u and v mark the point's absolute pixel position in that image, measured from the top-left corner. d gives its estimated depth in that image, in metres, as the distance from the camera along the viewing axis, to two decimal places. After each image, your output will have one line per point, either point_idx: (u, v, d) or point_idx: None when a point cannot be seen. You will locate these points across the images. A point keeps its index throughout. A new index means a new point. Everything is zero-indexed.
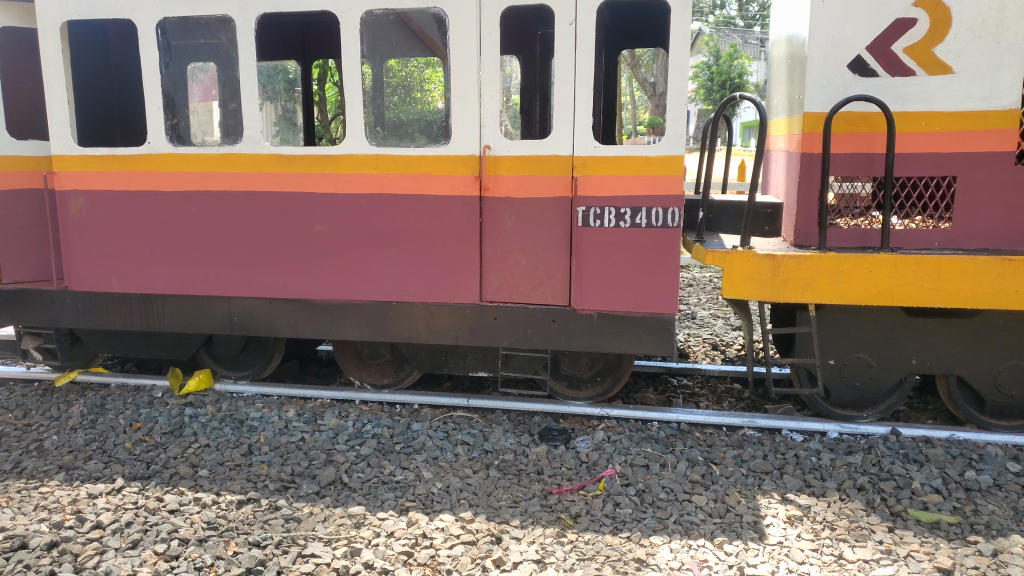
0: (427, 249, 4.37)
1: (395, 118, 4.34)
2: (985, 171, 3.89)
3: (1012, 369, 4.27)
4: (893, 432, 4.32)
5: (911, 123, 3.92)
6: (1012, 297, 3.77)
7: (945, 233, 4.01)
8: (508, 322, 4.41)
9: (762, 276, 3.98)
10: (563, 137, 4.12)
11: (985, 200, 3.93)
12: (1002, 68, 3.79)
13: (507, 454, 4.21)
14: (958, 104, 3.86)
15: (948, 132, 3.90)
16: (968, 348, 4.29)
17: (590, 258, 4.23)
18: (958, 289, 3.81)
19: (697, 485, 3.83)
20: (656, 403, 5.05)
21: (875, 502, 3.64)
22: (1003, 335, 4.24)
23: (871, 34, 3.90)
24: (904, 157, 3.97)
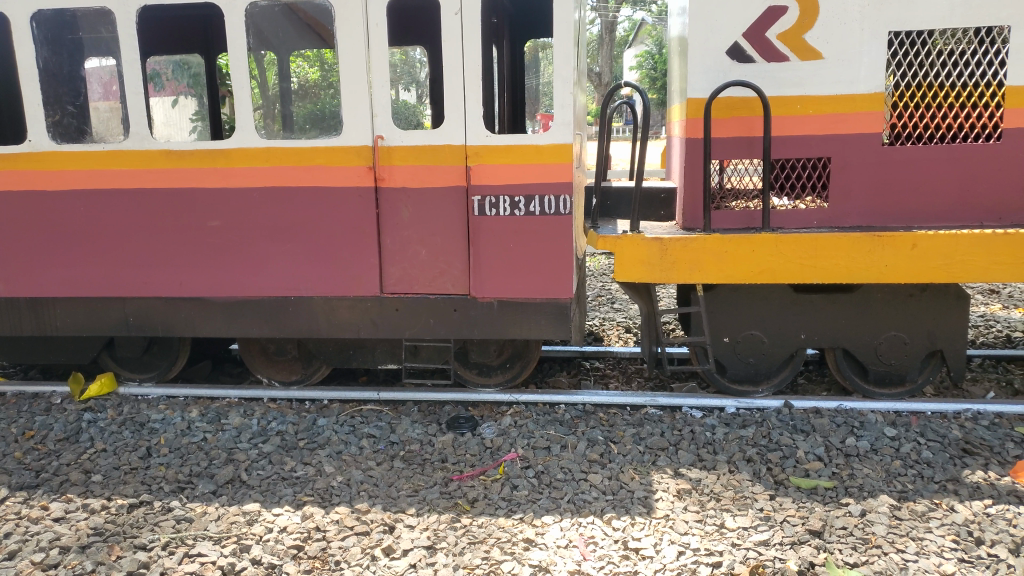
0: (324, 243, 4.34)
1: (310, 111, 4.23)
2: (857, 153, 4.08)
3: (891, 339, 4.49)
4: (785, 405, 4.50)
5: (789, 107, 4.08)
6: (883, 271, 3.97)
7: (823, 212, 4.20)
8: (411, 313, 4.42)
9: (652, 259, 4.08)
10: (455, 127, 4.14)
11: (858, 180, 4.12)
12: (866, 53, 3.98)
13: (413, 444, 4.23)
14: (828, 87, 4.04)
15: (822, 116, 4.07)
16: (851, 322, 4.50)
17: (487, 246, 4.26)
18: (834, 265, 3.99)
19: (597, 463, 3.92)
20: (567, 387, 5.14)
21: (761, 472, 3.80)
22: (882, 308, 4.45)
23: (746, 22, 4.05)
24: (782, 140, 4.13)
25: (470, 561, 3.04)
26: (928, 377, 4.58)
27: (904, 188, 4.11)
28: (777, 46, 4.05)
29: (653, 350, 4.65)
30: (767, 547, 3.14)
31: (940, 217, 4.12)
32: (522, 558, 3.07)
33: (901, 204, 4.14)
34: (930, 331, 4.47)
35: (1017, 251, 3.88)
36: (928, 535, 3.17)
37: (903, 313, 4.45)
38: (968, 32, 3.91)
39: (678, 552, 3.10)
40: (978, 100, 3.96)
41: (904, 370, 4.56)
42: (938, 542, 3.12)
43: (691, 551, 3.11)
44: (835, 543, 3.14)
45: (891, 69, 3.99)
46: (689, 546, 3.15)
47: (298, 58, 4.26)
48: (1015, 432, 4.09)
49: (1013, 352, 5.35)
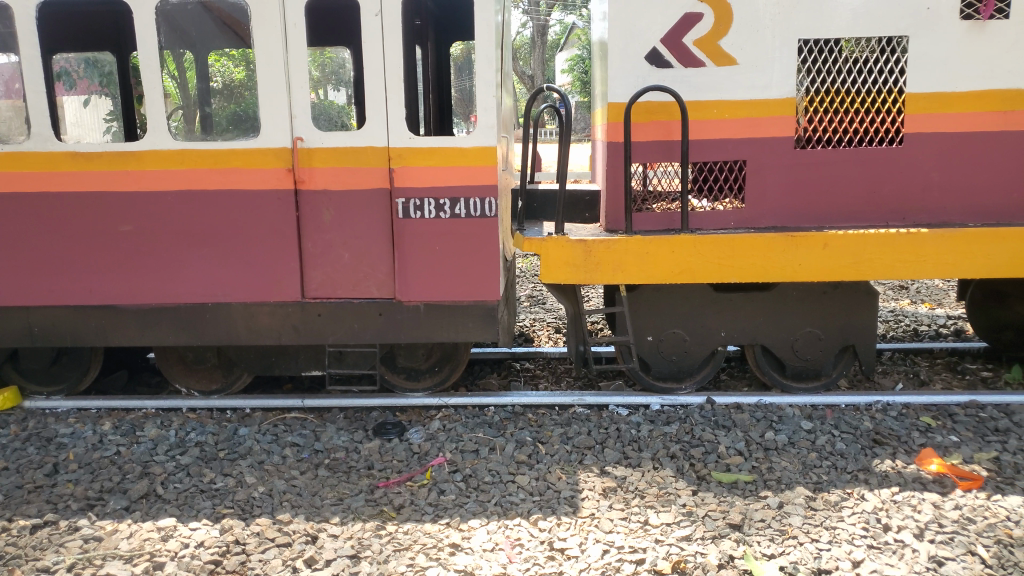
0: (243, 247, 4.22)
1: (233, 112, 4.11)
2: (770, 155, 4.21)
3: (806, 335, 4.65)
4: (708, 402, 4.60)
5: (706, 111, 4.18)
6: (798, 270, 4.10)
7: (739, 213, 4.32)
8: (334, 318, 4.35)
9: (577, 261, 4.12)
10: (376, 128, 4.08)
11: (772, 182, 4.25)
12: (778, 60, 4.11)
13: (338, 452, 4.15)
14: (743, 93, 4.16)
15: (737, 119, 4.19)
16: (768, 319, 4.64)
17: (412, 249, 4.22)
18: (752, 265, 4.10)
19: (525, 465, 3.93)
20: (497, 389, 5.13)
21: (684, 467, 3.87)
22: (797, 305, 4.61)
23: (663, 28, 4.13)
24: (700, 143, 4.23)
25: (395, 569, 3.01)
26: (842, 370, 4.77)
27: (816, 189, 4.26)
28: (694, 52, 4.14)
29: (580, 350, 4.68)
30: (689, 542, 3.20)
31: (848, 217, 4.30)
32: (447, 563, 3.05)
33: (814, 205, 4.29)
34: (842, 326, 4.65)
35: (920, 250, 4.06)
36: (840, 524, 3.30)
37: (817, 309, 4.62)
38: (872, 40, 4.09)
39: (603, 550, 3.13)
40: (882, 105, 4.14)
41: (819, 365, 4.73)
42: (849, 530, 3.24)
43: (615, 549, 3.14)
44: (754, 535, 3.22)
45: (801, 74, 4.14)
46: (614, 544, 3.18)
47: (220, 58, 4.17)
48: (921, 421, 4.28)
49: (919, 345, 5.61)
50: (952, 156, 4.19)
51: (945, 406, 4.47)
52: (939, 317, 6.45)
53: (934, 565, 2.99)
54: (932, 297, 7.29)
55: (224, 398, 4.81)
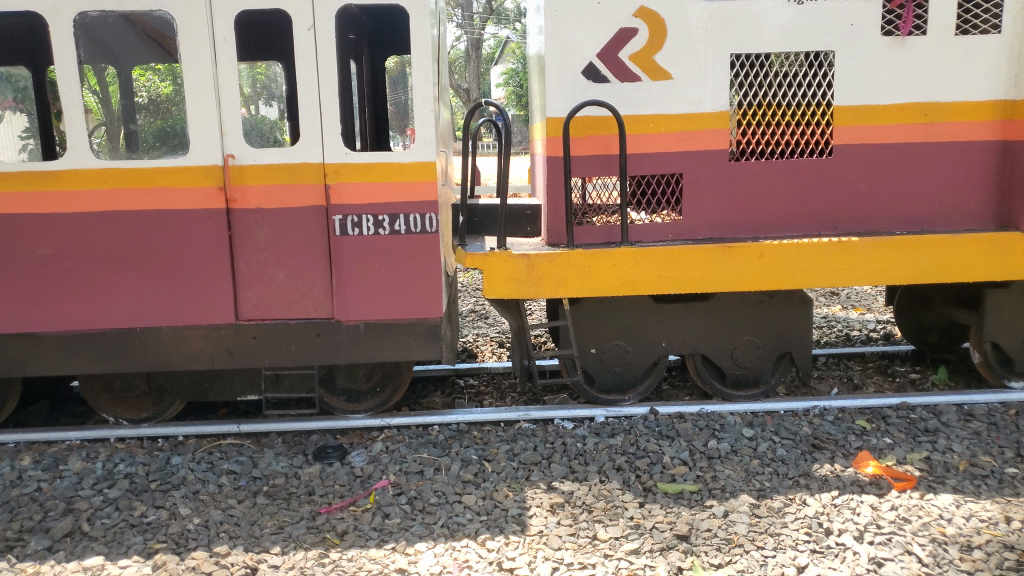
0: (172, 269, 4.05)
1: (160, 128, 3.96)
2: (706, 168, 4.29)
3: (744, 344, 4.73)
4: (651, 412, 4.61)
5: (643, 125, 4.23)
6: (735, 280, 4.17)
7: (677, 225, 4.37)
8: (269, 340, 4.20)
9: (519, 276, 4.12)
10: (311, 145, 3.99)
11: (708, 194, 4.33)
12: (711, 74, 4.20)
13: (278, 478, 4.01)
14: (678, 107, 4.23)
15: (673, 133, 4.26)
16: (708, 329, 4.71)
17: (351, 267, 4.12)
18: (691, 276, 4.15)
19: (472, 484, 3.87)
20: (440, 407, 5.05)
21: (630, 480, 3.87)
22: (736, 314, 4.69)
23: (598, 43, 4.17)
24: (638, 157, 4.27)
25: None
26: (780, 377, 4.86)
27: (751, 201, 4.36)
28: (630, 66, 4.19)
29: (524, 364, 4.66)
30: (638, 556, 3.20)
31: (781, 228, 4.40)
32: None
33: (748, 216, 4.38)
34: (778, 334, 4.74)
35: (850, 258, 4.19)
36: (784, 530, 3.34)
37: (754, 318, 4.70)
38: (800, 55, 4.21)
39: (552, 568, 3.10)
40: (811, 118, 4.26)
41: (758, 373, 4.81)
42: (793, 536, 3.29)
43: (564, 566, 3.12)
44: (701, 545, 3.24)
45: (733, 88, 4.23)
46: (563, 561, 3.15)
47: (146, 72, 4.02)
48: (856, 424, 4.39)
49: (852, 350, 5.78)
50: (878, 168, 4.33)
51: (878, 408, 4.59)
52: (869, 322, 6.67)
53: (874, 566, 3.05)
54: (862, 302, 7.55)
55: (155, 427, 4.59)
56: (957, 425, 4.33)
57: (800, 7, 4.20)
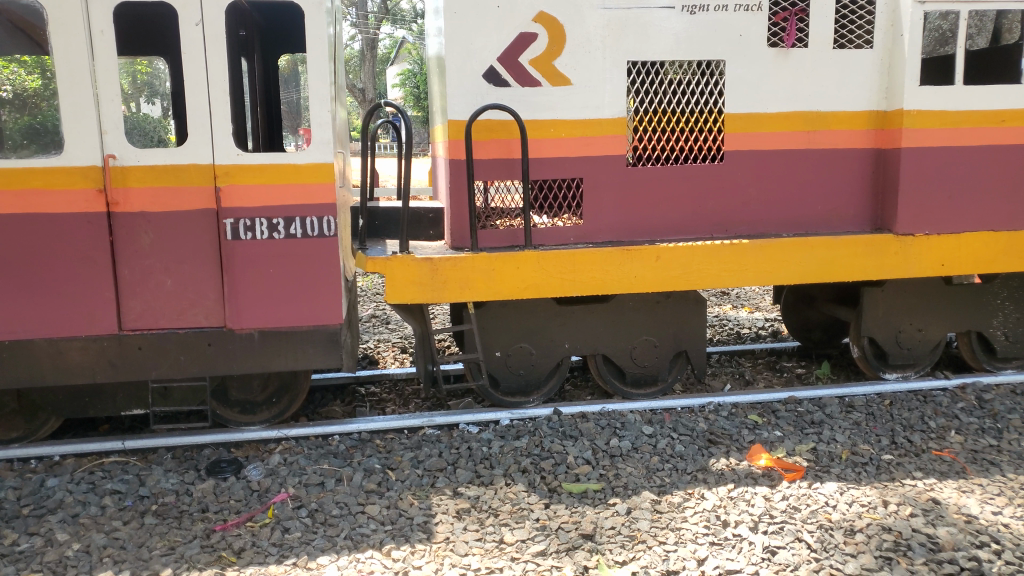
0: (38, 283, 3.08)
1: (24, 122, 2.99)
2: (606, 175, 3.40)
3: (643, 344, 3.95)
4: (554, 412, 3.79)
5: (544, 131, 3.34)
6: (633, 283, 3.40)
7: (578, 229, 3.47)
8: (156, 352, 3.23)
9: (421, 279, 3.28)
10: (209, 135, 3.09)
11: (606, 200, 3.43)
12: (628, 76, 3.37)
13: (169, 496, 3.20)
14: (578, 111, 3.35)
15: (546, 144, 3.33)
16: (657, 321, 3.94)
17: (247, 274, 3.19)
18: (610, 284, 3.40)
19: (345, 499, 3.12)
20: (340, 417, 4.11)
21: (574, 477, 3.22)
22: (671, 312, 3.93)
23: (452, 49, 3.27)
24: (553, 159, 3.37)
25: None
26: (678, 376, 4.09)
27: (708, 212, 3.51)
28: (515, 74, 3.33)
29: (429, 371, 3.77)
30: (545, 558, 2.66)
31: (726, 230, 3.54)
32: None
33: (693, 227, 3.51)
34: None
35: (740, 260, 3.39)
36: (683, 524, 2.80)
37: (650, 318, 3.94)
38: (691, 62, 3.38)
39: None
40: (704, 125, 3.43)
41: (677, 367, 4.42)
42: (691, 529, 2.76)
43: None
44: (608, 545, 2.70)
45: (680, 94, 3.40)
46: (472, 567, 2.61)
47: None
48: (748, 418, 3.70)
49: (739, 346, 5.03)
50: (791, 177, 3.50)
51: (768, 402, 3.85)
52: (758, 320, 6.39)
53: (769, 556, 2.57)
54: (749, 301, 7.44)
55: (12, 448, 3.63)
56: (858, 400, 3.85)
57: (694, 15, 3.36)
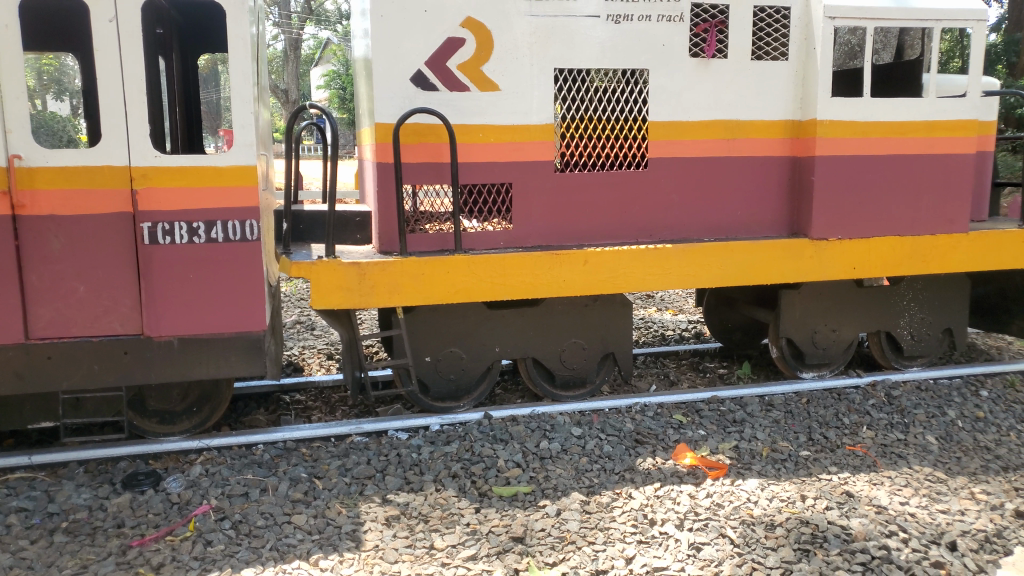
0: (214, 277, 2.86)
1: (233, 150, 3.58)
2: (746, 173, 3.50)
3: (821, 331, 3.88)
4: (716, 395, 3.56)
5: (692, 131, 3.41)
6: (736, 276, 3.41)
7: (716, 227, 3.54)
8: (248, 354, 2.99)
9: (456, 281, 3.09)
10: (396, 114, 3.12)
11: (741, 197, 3.52)
12: (766, 66, 3.43)
13: (324, 473, 2.83)
14: (722, 105, 3.42)
15: (695, 140, 3.42)
16: (838, 301, 3.87)
17: (404, 267, 3.03)
18: (756, 266, 3.41)
19: (517, 471, 2.83)
20: (520, 401, 3.71)
21: (766, 456, 3.03)
22: (845, 296, 3.87)
23: (614, 54, 3.29)
24: (700, 155, 3.44)
25: None
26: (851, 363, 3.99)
27: (837, 211, 3.48)
28: (672, 69, 3.35)
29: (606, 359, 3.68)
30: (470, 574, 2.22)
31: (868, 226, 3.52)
32: None
33: (839, 219, 3.48)
34: (940, 320, 4.06)
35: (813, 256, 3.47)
36: (614, 523, 2.49)
37: (834, 302, 3.86)
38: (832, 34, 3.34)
39: None
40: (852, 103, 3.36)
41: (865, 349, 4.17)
42: (621, 527, 2.47)
43: None
44: (539, 548, 2.35)
45: (800, 102, 3.50)
46: None
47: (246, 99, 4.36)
48: (908, 410, 3.46)
49: None
50: (904, 180, 3.54)
51: (899, 384, 3.71)
52: None
53: (692, 551, 2.32)
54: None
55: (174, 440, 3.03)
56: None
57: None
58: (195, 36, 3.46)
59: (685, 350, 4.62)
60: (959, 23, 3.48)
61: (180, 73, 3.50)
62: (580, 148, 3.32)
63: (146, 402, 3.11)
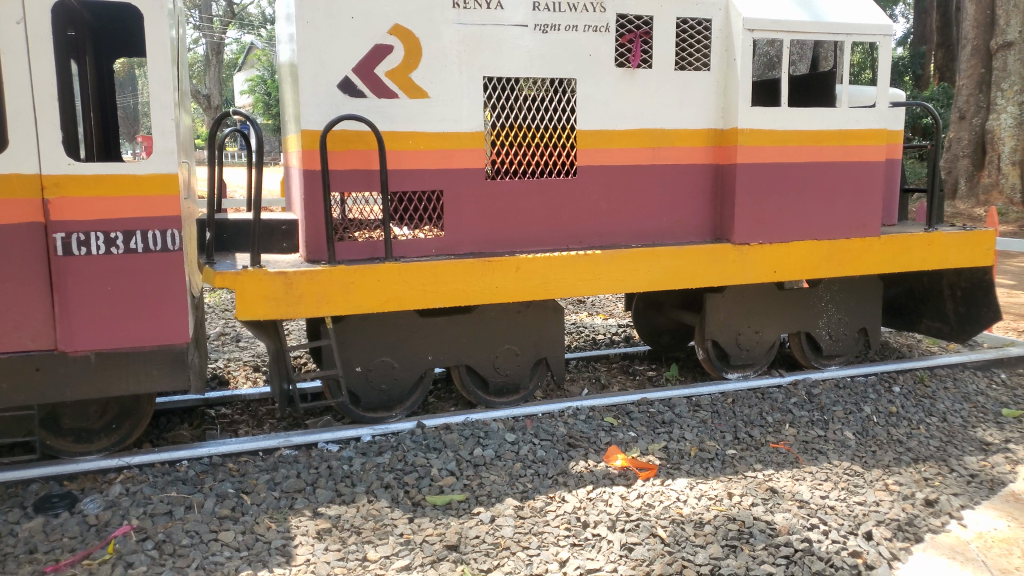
0: (132, 289, 2.76)
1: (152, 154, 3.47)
2: (672, 180, 3.59)
3: (745, 333, 4.01)
4: (645, 398, 3.62)
5: (620, 139, 3.48)
6: (662, 280, 3.48)
7: (644, 233, 3.62)
8: (168, 369, 2.88)
9: (386, 289, 3.06)
10: (323, 121, 3.08)
11: (667, 204, 3.61)
12: (690, 76, 3.53)
13: (251, 488, 2.76)
14: (648, 115, 3.50)
15: (623, 148, 3.49)
16: (761, 304, 4.00)
17: (333, 276, 2.98)
18: (682, 271, 3.50)
19: (450, 479, 2.82)
20: (453, 409, 3.69)
21: (694, 455, 3.11)
22: (766, 299, 4.00)
23: (541, 63, 3.33)
24: (627, 163, 3.51)
25: None
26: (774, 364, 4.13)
27: (758, 217, 3.60)
28: (598, 78, 3.41)
29: (538, 365, 3.69)
30: None
31: (786, 231, 3.66)
32: None
33: (759, 225, 3.61)
34: (855, 320, 4.24)
35: (735, 261, 3.58)
36: (547, 527, 2.51)
37: (756, 304, 3.99)
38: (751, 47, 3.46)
39: None
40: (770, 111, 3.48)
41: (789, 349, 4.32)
42: (555, 531, 2.49)
43: None
44: (474, 556, 2.34)
45: (721, 111, 3.61)
46: None
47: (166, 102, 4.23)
48: (826, 408, 3.60)
49: None
50: (819, 187, 3.69)
51: (818, 382, 3.86)
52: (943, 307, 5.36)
53: (624, 552, 2.36)
54: None
55: (92, 459, 2.89)
56: (946, 397, 3.83)
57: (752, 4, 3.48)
58: (110, 38, 3.33)
59: (616, 353, 4.69)
60: (867, 38, 3.65)
61: (94, 76, 3.36)
62: (511, 156, 3.35)
63: (60, 420, 2.97)
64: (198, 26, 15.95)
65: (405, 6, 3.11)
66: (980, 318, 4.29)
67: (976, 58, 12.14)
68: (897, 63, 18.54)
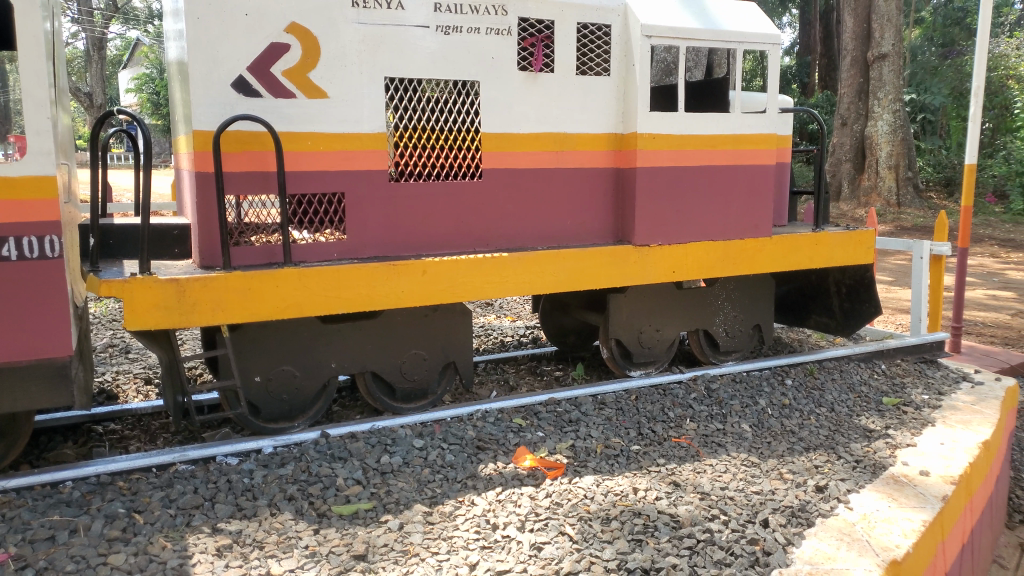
0: (5, 299, 2.57)
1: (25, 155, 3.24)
2: (574, 183, 3.65)
3: (646, 331, 4.12)
4: (553, 398, 3.67)
5: (523, 142, 3.51)
6: (568, 281, 3.54)
7: (549, 234, 3.67)
8: (48, 384, 2.70)
9: (287, 295, 2.98)
10: (216, 121, 2.96)
11: (570, 206, 3.67)
12: (590, 81, 3.60)
13: (143, 506, 2.62)
14: (550, 118, 3.55)
15: (526, 152, 3.52)
16: (661, 303, 4.13)
17: (230, 283, 2.87)
18: (585, 272, 3.56)
19: (357, 488, 2.77)
20: (359, 416, 3.64)
21: (600, 453, 3.18)
22: (665, 299, 4.13)
23: (444, 66, 3.32)
24: (531, 165, 3.55)
25: None
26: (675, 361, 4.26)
27: (658, 219, 3.71)
28: (501, 81, 3.43)
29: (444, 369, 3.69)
30: None
31: (685, 232, 3.78)
32: None
33: (659, 226, 3.72)
34: (750, 318, 4.44)
35: (636, 262, 3.68)
36: (457, 532, 2.50)
37: (657, 304, 4.11)
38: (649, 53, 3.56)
39: None
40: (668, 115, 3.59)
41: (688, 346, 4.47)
42: (464, 534, 2.49)
43: None
44: (382, 564, 2.31)
45: (621, 116, 3.70)
46: None
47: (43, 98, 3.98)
48: (724, 402, 3.74)
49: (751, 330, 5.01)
50: (714, 190, 3.84)
51: (716, 377, 4.01)
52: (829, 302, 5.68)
53: (533, 552, 2.38)
54: None
55: None
56: (833, 388, 4.06)
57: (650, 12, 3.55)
58: None
59: (524, 355, 4.73)
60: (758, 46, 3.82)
61: None
62: (415, 158, 3.31)
63: None
64: (80, 21, 15.21)
65: (302, 4, 3.03)
66: (863, 313, 4.57)
67: (855, 70, 13.23)
68: (785, 71, 19.62)
